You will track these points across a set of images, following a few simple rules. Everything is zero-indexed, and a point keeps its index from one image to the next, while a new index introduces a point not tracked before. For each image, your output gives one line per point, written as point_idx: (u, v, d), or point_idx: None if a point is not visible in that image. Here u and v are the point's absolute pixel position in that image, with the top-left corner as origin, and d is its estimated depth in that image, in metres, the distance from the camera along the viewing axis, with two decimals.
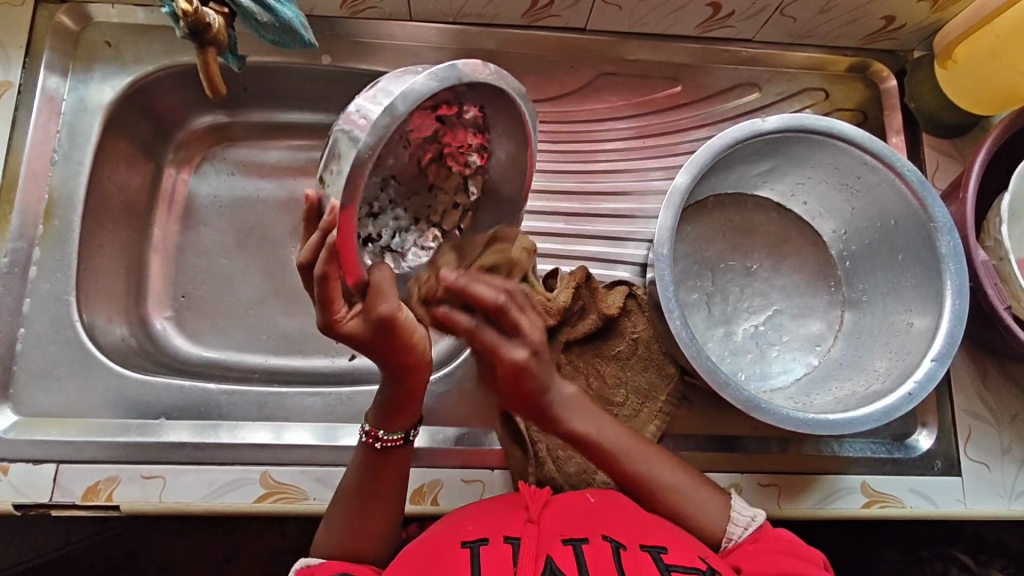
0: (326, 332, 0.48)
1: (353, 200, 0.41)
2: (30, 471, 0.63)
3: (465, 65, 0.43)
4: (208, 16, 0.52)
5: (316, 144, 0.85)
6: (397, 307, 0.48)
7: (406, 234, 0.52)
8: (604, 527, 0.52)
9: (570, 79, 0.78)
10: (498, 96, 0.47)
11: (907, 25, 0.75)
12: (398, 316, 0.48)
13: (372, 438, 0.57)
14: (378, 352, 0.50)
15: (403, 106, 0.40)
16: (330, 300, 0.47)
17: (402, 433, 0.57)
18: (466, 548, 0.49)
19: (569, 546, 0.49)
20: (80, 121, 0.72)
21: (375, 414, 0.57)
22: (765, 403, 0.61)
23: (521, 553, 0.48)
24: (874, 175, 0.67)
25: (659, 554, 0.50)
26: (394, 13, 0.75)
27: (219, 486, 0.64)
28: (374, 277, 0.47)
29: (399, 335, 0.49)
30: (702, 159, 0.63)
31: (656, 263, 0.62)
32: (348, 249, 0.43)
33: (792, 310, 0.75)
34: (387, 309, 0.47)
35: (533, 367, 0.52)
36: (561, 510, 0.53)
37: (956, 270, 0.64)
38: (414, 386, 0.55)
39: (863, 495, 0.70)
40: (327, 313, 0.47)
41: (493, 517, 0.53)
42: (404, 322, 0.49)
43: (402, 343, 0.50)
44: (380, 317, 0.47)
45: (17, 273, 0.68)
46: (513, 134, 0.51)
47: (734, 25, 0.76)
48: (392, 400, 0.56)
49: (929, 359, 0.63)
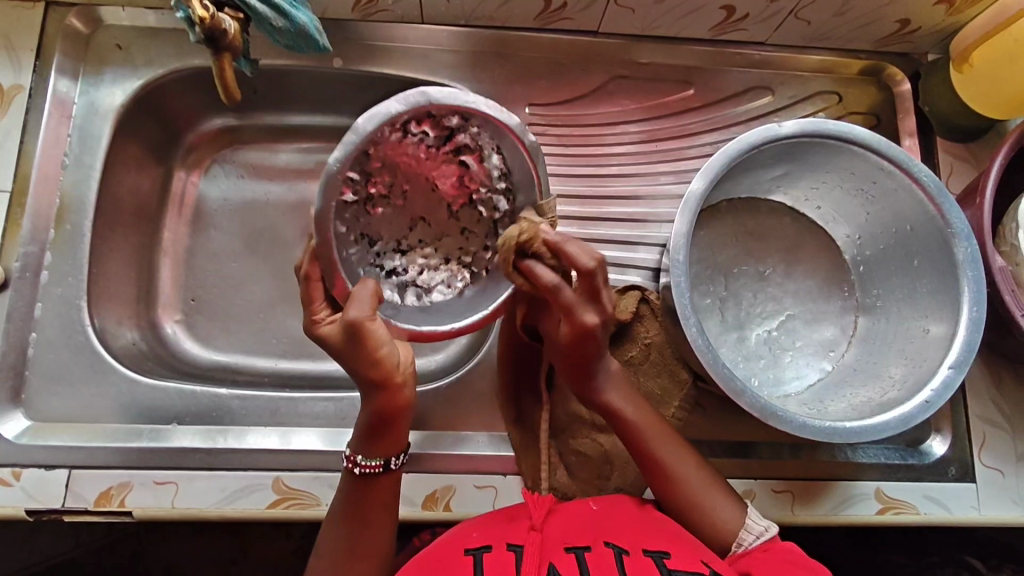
0: (307, 331, 0.53)
1: (328, 204, 0.52)
2: (42, 477, 0.63)
3: (437, 93, 0.52)
4: (225, 22, 0.53)
5: (327, 146, 0.85)
6: (367, 316, 0.50)
7: (434, 271, 0.62)
8: (607, 534, 0.51)
9: (582, 83, 0.78)
10: (495, 130, 0.56)
11: (922, 28, 0.75)
12: (365, 325, 0.50)
13: (351, 464, 0.55)
14: (349, 362, 0.51)
15: (372, 123, 0.51)
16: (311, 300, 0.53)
17: (381, 459, 0.55)
18: (470, 556, 0.49)
19: (572, 553, 0.48)
20: (91, 125, 0.72)
21: (356, 440, 0.55)
22: (781, 410, 0.60)
23: (524, 559, 0.47)
24: (890, 181, 0.67)
25: (663, 560, 0.49)
26: (406, 16, 0.74)
27: (232, 491, 0.64)
28: (357, 288, 0.51)
29: (365, 346, 0.50)
30: (718, 164, 0.63)
31: (671, 268, 0.62)
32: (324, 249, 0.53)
33: (805, 315, 0.74)
34: (355, 316, 0.50)
35: (600, 337, 0.53)
36: (566, 518, 0.52)
37: (974, 277, 0.64)
38: (387, 409, 0.53)
39: (876, 502, 0.70)
40: (308, 314, 0.53)
41: (496, 527, 0.53)
42: (374, 334, 0.50)
43: (371, 356, 0.50)
44: (345, 321, 0.50)
45: (28, 277, 0.68)
46: (521, 173, 0.58)
47: (747, 28, 0.76)
48: (370, 426, 0.53)
49: (946, 367, 0.63)
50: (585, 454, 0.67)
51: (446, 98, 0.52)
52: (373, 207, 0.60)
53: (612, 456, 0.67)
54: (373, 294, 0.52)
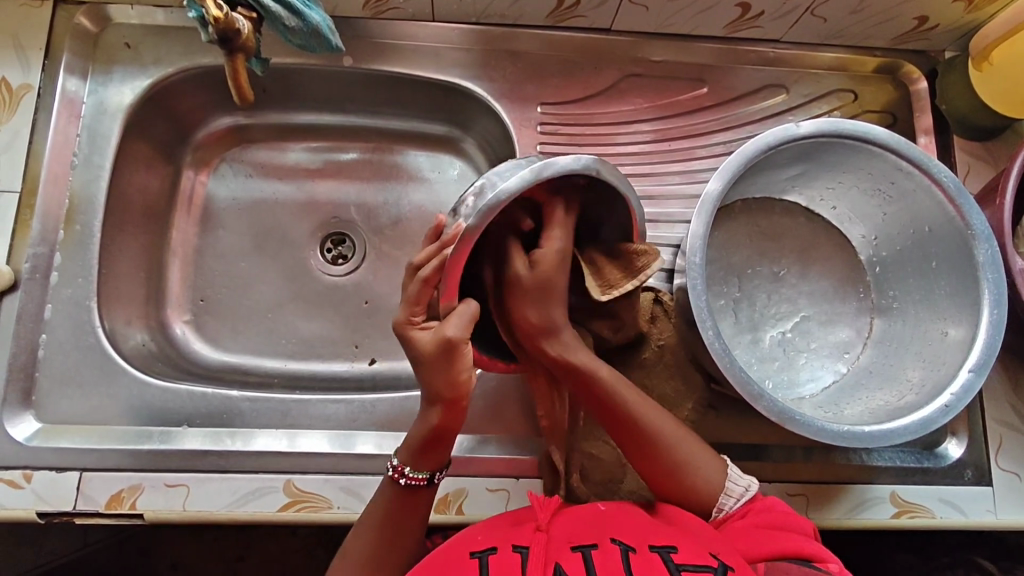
0: (397, 329, 0.52)
1: (481, 224, 0.49)
2: (53, 480, 0.63)
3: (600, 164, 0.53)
4: (238, 22, 0.53)
5: (334, 145, 0.84)
6: (462, 338, 0.49)
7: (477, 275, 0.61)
8: (613, 533, 0.50)
9: (594, 81, 0.77)
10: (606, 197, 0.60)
11: (940, 25, 0.74)
12: (460, 346, 0.49)
13: (397, 475, 0.55)
14: (427, 375, 0.50)
15: (547, 173, 0.50)
16: (415, 301, 0.51)
17: (426, 474, 0.55)
18: (475, 558, 0.48)
19: (578, 552, 0.47)
20: (100, 125, 0.71)
21: (405, 451, 0.55)
22: (798, 415, 0.59)
23: (530, 559, 0.47)
24: (909, 181, 0.66)
25: (670, 555, 0.48)
26: (417, 14, 0.73)
27: (243, 494, 0.64)
28: (462, 305, 0.50)
29: (456, 364, 0.50)
30: (735, 164, 0.62)
31: (687, 271, 0.61)
32: (455, 262, 0.50)
33: (820, 316, 0.74)
34: (452, 334, 0.49)
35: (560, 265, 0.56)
36: (572, 519, 0.52)
37: (994, 279, 0.63)
38: (444, 427, 0.53)
39: (891, 505, 0.69)
40: (408, 312, 0.52)
41: (504, 529, 0.52)
42: (465, 355, 0.50)
43: (453, 374, 0.50)
44: (444, 337, 0.49)
45: (38, 279, 0.68)
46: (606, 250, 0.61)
47: (762, 26, 0.75)
48: (428, 440, 0.54)
49: (966, 371, 0.62)
50: (599, 456, 0.66)
51: (604, 169, 0.53)
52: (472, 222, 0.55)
53: (626, 459, 0.66)
54: (474, 316, 0.50)
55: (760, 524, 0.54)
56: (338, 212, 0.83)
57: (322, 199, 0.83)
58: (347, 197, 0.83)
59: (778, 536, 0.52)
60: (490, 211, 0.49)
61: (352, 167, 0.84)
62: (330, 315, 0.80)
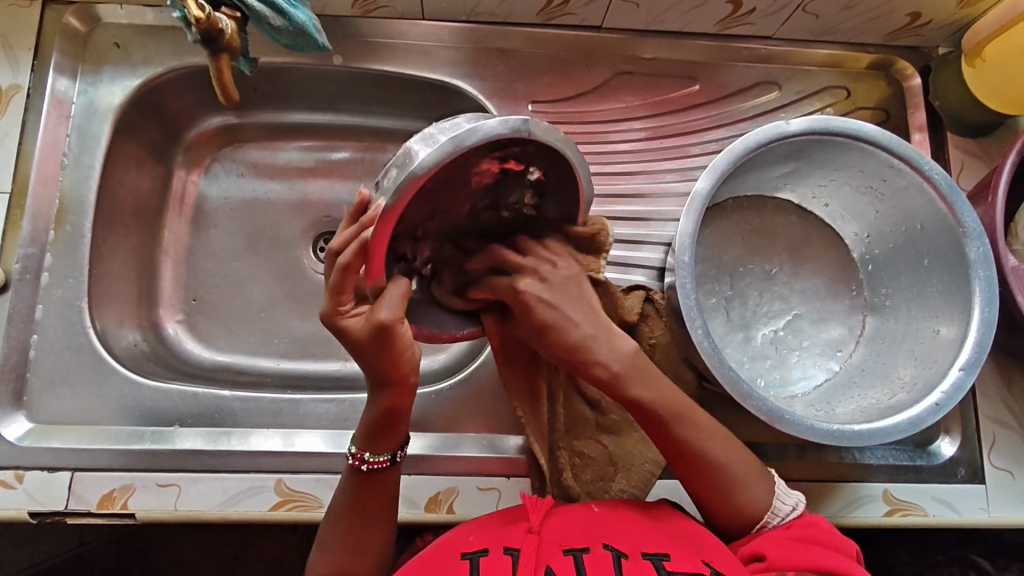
0: (325, 320, 0.49)
1: (396, 206, 0.43)
2: (45, 479, 0.63)
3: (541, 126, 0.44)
4: (222, 21, 0.53)
5: (327, 144, 0.84)
6: (397, 317, 0.47)
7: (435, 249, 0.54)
8: (605, 535, 0.50)
9: (586, 78, 0.76)
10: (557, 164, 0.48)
11: (933, 21, 0.73)
12: (396, 327, 0.47)
13: (358, 461, 0.54)
14: (368, 359, 0.49)
15: (470, 141, 0.42)
16: (339, 290, 0.48)
17: (389, 455, 0.55)
18: (466, 560, 0.48)
19: (570, 556, 0.47)
20: (90, 125, 0.71)
21: (363, 436, 0.54)
22: (787, 413, 0.59)
23: (521, 563, 0.47)
24: (900, 178, 0.66)
25: (662, 562, 0.48)
26: (407, 12, 0.73)
27: (235, 494, 0.64)
28: (391, 285, 0.47)
29: (396, 346, 0.48)
30: (724, 163, 0.62)
31: (677, 269, 0.61)
32: (377, 246, 0.45)
33: (812, 315, 0.73)
34: (387, 317, 0.46)
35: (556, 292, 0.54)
36: (564, 519, 0.51)
37: (986, 277, 0.62)
38: (394, 409, 0.52)
39: (884, 504, 0.69)
40: (334, 302, 0.48)
41: (496, 528, 0.52)
42: (400, 337, 0.48)
43: (394, 356, 0.48)
44: (377, 322, 0.46)
45: (29, 279, 0.68)
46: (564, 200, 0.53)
47: (754, 22, 0.74)
48: (381, 423, 0.53)
49: (956, 369, 0.62)
50: (589, 455, 0.66)
51: (542, 130, 0.44)
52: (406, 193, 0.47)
53: (616, 458, 0.66)
54: (405, 292, 0.48)
55: (796, 537, 0.52)
56: (330, 211, 0.83)
57: (314, 198, 0.83)
58: (339, 197, 0.83)
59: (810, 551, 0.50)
60: (408, 187, 0.42)
61: (344, 166, 0.84)
62: (322, 315, 0.80)
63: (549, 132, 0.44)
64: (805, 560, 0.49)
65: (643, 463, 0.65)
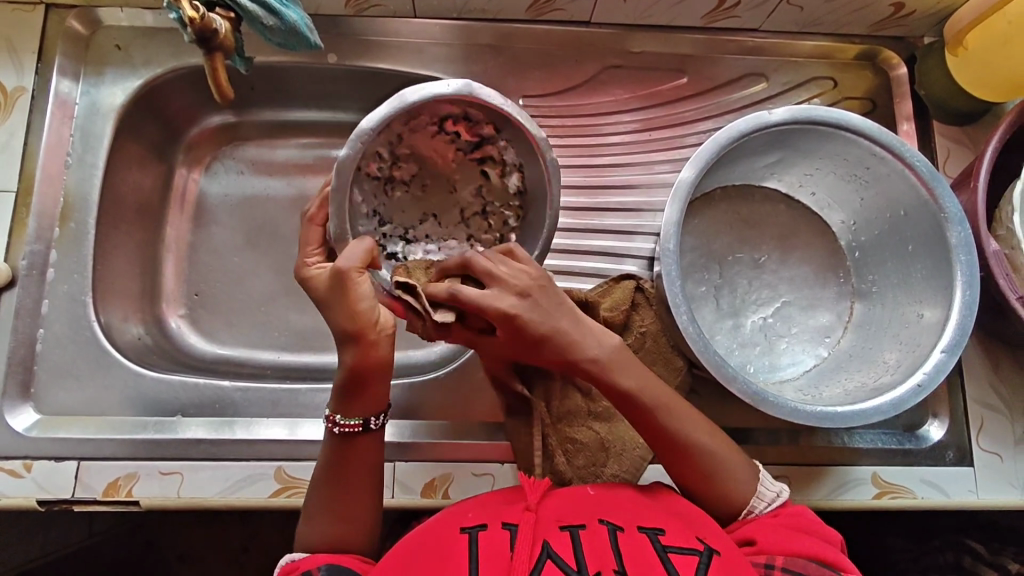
0: (298, 273, 0.58)
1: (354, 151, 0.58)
2: (53, 468, 0.65)
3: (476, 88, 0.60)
4: (215, 22, 0.55)
5: (326, 141, 0.86)
6: (350, 267, 0.52)
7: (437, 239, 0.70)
8: (602, 513, 0.51)
9: (576, 73, 0.78)
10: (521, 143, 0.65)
11: (916, 11, 0.74)
12: (350, 275, 0.52)
13: (332, 423, 0.56)
14: (328, 310, 0.53)
15: (415, 96, 0.59)
16: (309, 243, 0.60)
17: (360, 419, 0.56)
18: (465, 534, 0.49)
19: (567, 531, 0.48)
20: (93, 125, 0.73)
21: (335, 399, 0.56)
22: (771, 396, 0.60)
23: (518, 536, 0.47)
24: (883, 166, 0.67)
25: (657, 536, 0.49)
26: (398, 11, 0.75)
27: (236, 481, 0.66)
28: (353, 244, 0.54)
29: (352, 295, 0.52)
30: (709, 152, 0.63)
31: (663, 258, 0.62)
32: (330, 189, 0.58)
33: (800, 301, 0.74)
34: (342, 265, 0.52)
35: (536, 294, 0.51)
36: (562, 501, 0.52)
37: (968, 261, 0.63)
38: (358, 365, 0.54)
39: (873, 486, 0.70)
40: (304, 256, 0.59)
41: (494, 507, 0.53)
42: (357, 287, 0.52)
43: (349, 306, 0.52)
44: (334, 269, 0.53)
45: (35, 275, 0.70)
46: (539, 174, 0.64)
47: (741, 15, 0.76)
48: (347, 381, 0.55)
49: (939, 351, 0.63)
50: (580, 441, 0.67)
51: (484, 94, 0.60)
52: (393, 189, 0.69)
53: (607, 443, 0.66)
54: (365, 249, 0.54)
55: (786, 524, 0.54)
56: None
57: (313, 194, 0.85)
58: None
59: (802, 538, 0.52)
60: (366, 136, 0.58)
61: None
62: None
63: (478, 88, 0.60)
64: (797, 547, 0.52)
65: (635, 449, 0.66)
